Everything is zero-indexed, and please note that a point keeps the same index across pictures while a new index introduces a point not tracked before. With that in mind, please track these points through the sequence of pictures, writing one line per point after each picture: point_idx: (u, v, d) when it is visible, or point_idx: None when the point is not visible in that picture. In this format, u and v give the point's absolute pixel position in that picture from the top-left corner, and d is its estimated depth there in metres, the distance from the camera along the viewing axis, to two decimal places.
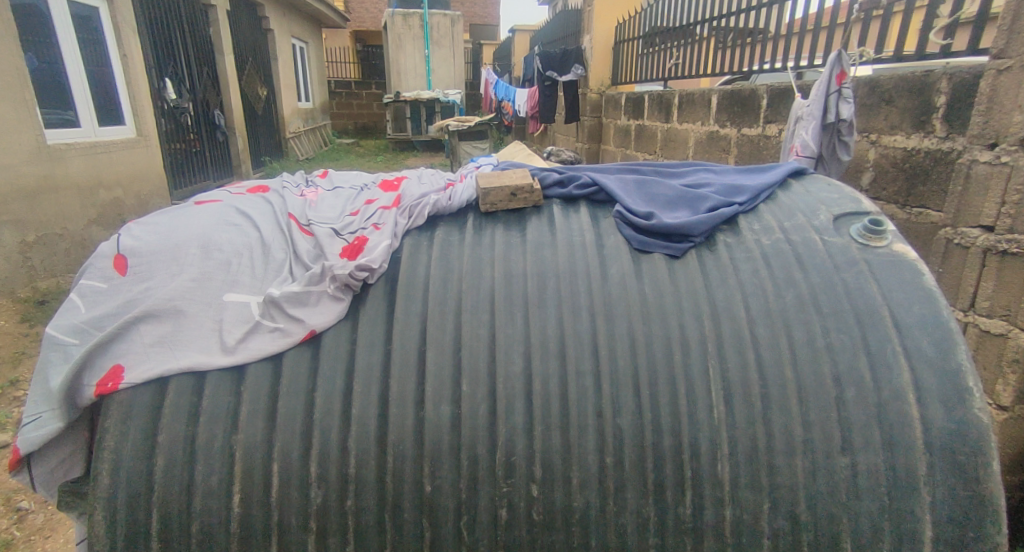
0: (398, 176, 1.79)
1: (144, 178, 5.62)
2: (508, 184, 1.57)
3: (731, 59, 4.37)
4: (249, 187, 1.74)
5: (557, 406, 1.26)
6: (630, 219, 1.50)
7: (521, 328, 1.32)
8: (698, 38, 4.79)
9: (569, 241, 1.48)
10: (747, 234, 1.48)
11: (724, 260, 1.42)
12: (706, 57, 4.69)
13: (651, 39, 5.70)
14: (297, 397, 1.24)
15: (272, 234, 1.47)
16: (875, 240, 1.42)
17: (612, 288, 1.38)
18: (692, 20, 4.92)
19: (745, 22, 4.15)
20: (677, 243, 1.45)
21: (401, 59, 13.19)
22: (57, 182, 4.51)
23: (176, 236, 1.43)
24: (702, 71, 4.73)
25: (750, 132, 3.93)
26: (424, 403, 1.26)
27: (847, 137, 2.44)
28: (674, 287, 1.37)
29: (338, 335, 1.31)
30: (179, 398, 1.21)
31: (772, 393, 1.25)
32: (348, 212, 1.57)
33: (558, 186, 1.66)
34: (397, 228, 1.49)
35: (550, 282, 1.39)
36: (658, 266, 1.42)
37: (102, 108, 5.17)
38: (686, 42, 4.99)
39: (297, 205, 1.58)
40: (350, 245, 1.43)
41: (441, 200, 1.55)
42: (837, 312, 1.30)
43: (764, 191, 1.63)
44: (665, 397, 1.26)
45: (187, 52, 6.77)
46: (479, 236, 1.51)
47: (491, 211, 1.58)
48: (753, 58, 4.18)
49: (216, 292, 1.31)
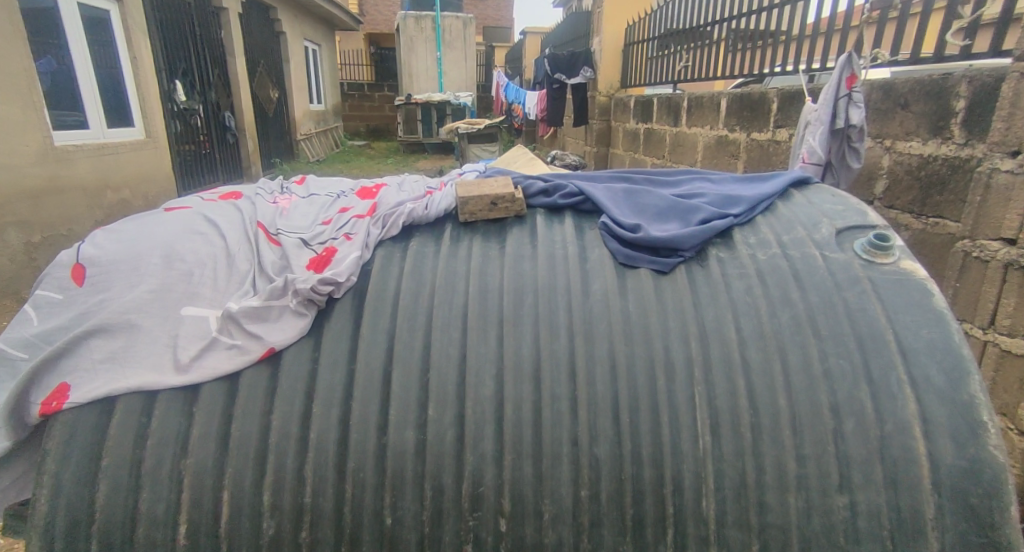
0: (378, 183, 1.71)
1: (152, 179, 5.62)
2: (488, 192, 1.49)
3: (742, 62, 4.24)
4: (223, 193, 1.68)
5: (528, 433, 1.17)
6: (615, 231, 1.40)
7: (493, 348, 1.24)
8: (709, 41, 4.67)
9: (551, 254, 1.40)
10: (741, 248, 1.38)
11: (716, 277, 1.32)
12: (717, 59, 4.55)
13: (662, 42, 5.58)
14: (251, 420, 1.17)
15: (239, 243, 1.39)
16: (881, 257, 1.30)
17: (593, 305, 1.29)
18: (705, 21, 4.78)
19: (757, 23, 4.02)
20: (665, 258, 1.36)
21: (412, 61, 13.20)
22: (63, 183, 4.49)
23: (137, 245, 1.36)
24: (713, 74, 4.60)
25: (760, 137, 3.81)
26: (387, 427, 1.18)
27: (858, 144, 2.29)
28: (660, 305, 1.28)
29: (300, 352, 1.24)
30: (126, 420, 1.14)
31: (764, 423, 1.14)
32: (321, 221, 1.50)
33: (543, 195, 1.58)
34: (369, 238, 1.41)
35: (528, 297, 1.31)
36: (644, 282, 1.32)
37: (111, 109, 5.18)
38: (697, 44, 4.87)
39: (268, 213, 1.51)
40: (318, 256, 1.36)
41: (416, 208, 1.47)
42: (837, 336, 1.19)
43: (763, 202, 1.52)
44: (647, 425, 1.16)
45: (198, 54, 6.80)
46: (456, 247, 1.43)
47: (470, 221, 1.50)
48: (765, 61, 4.06)
49: (175, 305, 1.24)
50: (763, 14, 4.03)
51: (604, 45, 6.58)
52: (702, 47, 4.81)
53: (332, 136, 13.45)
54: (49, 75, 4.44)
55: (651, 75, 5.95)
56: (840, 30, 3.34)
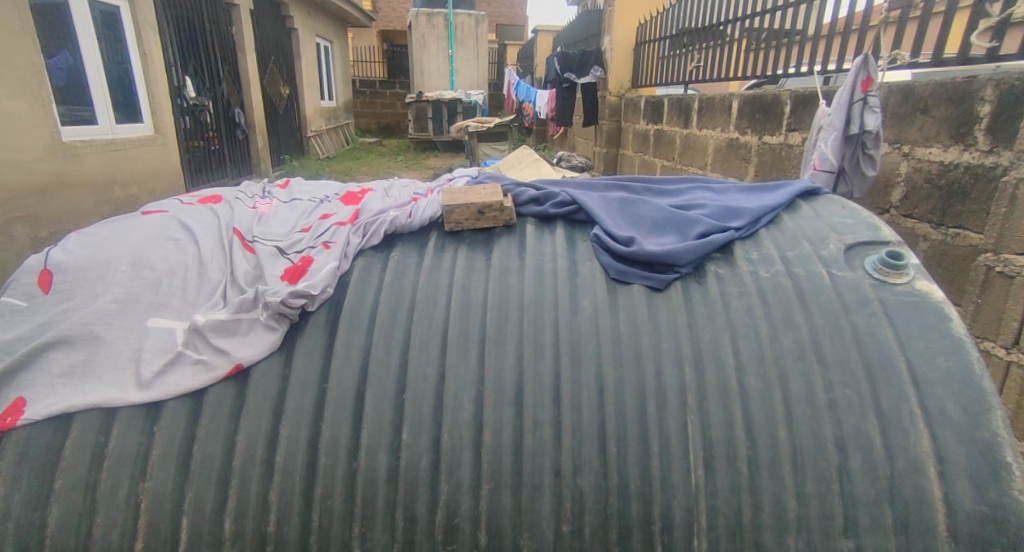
0: (364, 188, 1.64)
1: (158, 174, 4.87)
2: (475, 201, 1.41)
3: (756, 62, 4.10)
4: (204, 196, 1.61)
5: (508, 462, 1.09)
6: (608, 244, 1.32)
7: (473, 368, 1.16)
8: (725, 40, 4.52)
9: (539, 267, 1.32)
10: (741, 264, 1.29)
11: (714, 295, 1.23)
12: (731, 59, 4.42)
13: (675, 41, 5.44)
14: (214, 441, 1.11)
15: (212, 251, 1.33)
16: (894, 276, 1.19)
17: (581, 324, 1.21)
18: (720, 20, 4.64)
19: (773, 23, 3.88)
20: (660, 273, 1.27)
21: (424, 58, 13.14)
22: (72, 180, 3.81)
23: (107, 251, 1.30)
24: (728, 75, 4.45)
25: (772, 141, 3.69)
26: (358, 451, 1.10)
27: (873, 150, 2.16)
28: (653, 325, 1.19)
29: (269, 369, 1.17)
30: (82, 438, 1.08)
31: (762, 457, 1.03)
32: (300, 228, 1.42)
33: (534, 203, 1.50)
34: (349, 247, 1.35)
35: (512, 314, 1.23)
36: (637, 300, 1.23)
37: (121, 104, 4.50)
38: (713, 43, 4.72)
39: (246, 220, 1.45)
40: (293, 266, 1.29)
41: (399, 217, 1.40)
42: (844, 362, 1.08)
43: (767, 214, 1.42)
44: (635, 455, 1.07)
45: (211, 50, 6.73)
46: (439, 258, 1.36)
47: (456, 230, 1.42)
48: (779, 62, 3.92)
49: (140, 317, 1.18)
50: (780, 13, 3.89)
51: (615, 44, 6.46)
52: (716, 47, 4.68)
53: (343, 132, 13.42)
54: (64, 70, 3.85)
55: (663, 75, 5.81)
56: (858, 31, 3.20)
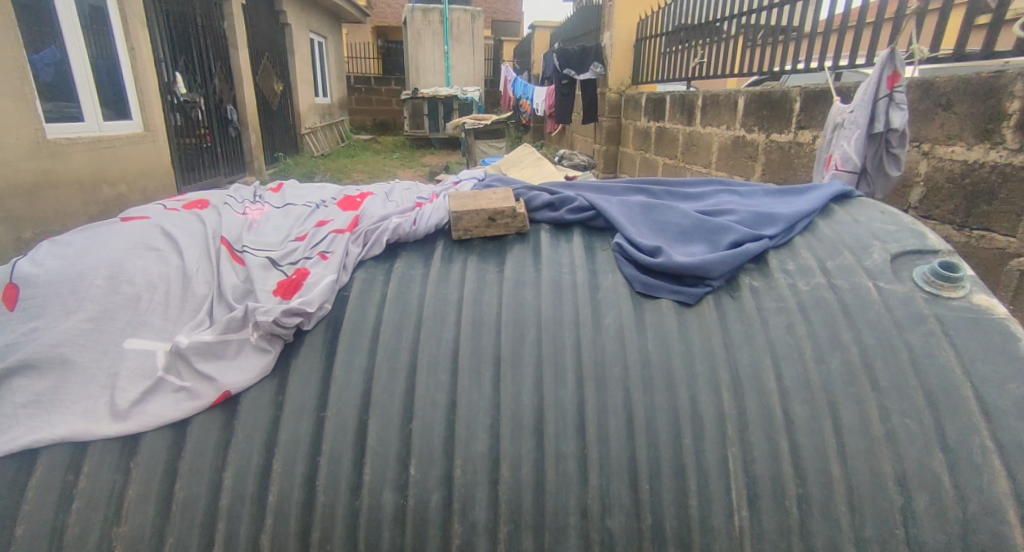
0: (364, 192, 1.52)
1: (149, 173, 4.67)
2: (485, 206, 1.29)
3: (758, 58, 4.00)
4: (189, 201, 1.48)
5: (528, 500, 0.98)
6: (632, 254, 1.21)
7: (488, 394, 1.05)
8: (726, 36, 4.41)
9: (556, 280, 1.21)
10: (778, 276, 1.17)
11: (750, 310, 1.12)
12: (732, 55, 4.31)
13: (676, 37, 5.31)
14: (199, 478, 0.99)
15: (197, 262, 1.21)
16: (949, 290, 1.08)
17: (605, 344, 1.10)
18: (720, 17, 4.55)
19: (776, 18, 3.78)
20: (690, 286, 1.16)
21: (419, 55, 12.95)
22: (58, 178, 3.65)
23: (81, 263, 1.18)
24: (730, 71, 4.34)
25: (780, 139, 3.59)
26: (361, 488, 0.99)
27: (898, 149, 2.01)
28: (685, 345, 1.08)
29: (259, 396, 1.05)
30: (49, 476, 0.96)
31: (814, 497, 0.92)
32: (294, 236, 1.30)
33: (549, 209, 1.38)
34: (348, 258, 1.23)
35: (529, 332, 1.12)
36: (667, 317, 1.12)
37: (108, 100, 4.29)
38: (713, 39, 4.60)
39: (236, 227, 1.32)
40: (287, 279, 1.17)
41: (403, 224, 1.28)
42: (900, 388, 0.97)
43: (802, 220, 1.31)
44: (670, 492, 0.96)
45: (202, 45, 6.54)
46: (446, 269, 1.24)
47: (464, 238, 1.30)
48: (782, 58, 3.80)
49: (115, 337, 1.06)
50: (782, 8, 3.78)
51: (615, 40, 6.31)
52: (716, 43, 4.59)
53: (338, 129, 13.23)
54: (50, 66, 3.68)
55: (664, 71, 5.69)
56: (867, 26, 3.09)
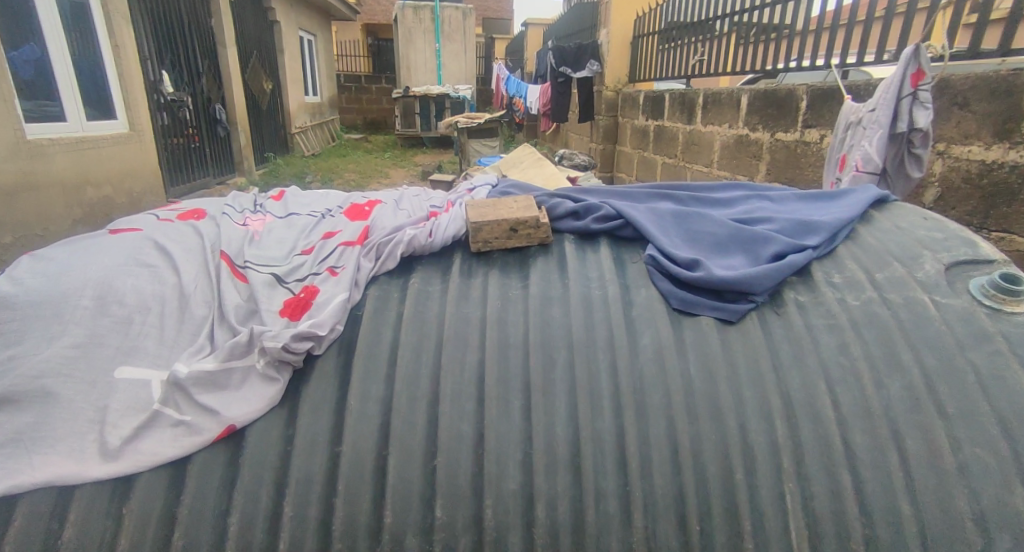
0: (372, 200, 1.42)
1: (136, 175, 4.52)
2: (506, 216, 1.20)
3: (753, 56, 3.93)
4: (184, 210, 1.37)
5: (567, 542, 0.90)
6: (667, 267, 1.12)
7: (518, 425, 0.97)
8: (717, 35, 4.34)
9: (586, 296, 1.12)
10: (825, 290, 1.09)
11: (797, 328, 1.04)
12: (727, 53, 4.20)
13: (669, 34, 5.22)
14: (202, 523, 0.90)
15: (195, 280, 1.11)
16: (1011, 304, 1.01)
17: (643, 368, 1.01)
18: (711, 16, 4.47)
19: (764, 18, 3.78)
20: (732, 303, 1.08)
21: (410, 53, 12.80)
22: (40, 181, 3.50)
23: (66, 282, 1.07)
24: (721, 70, 4.31)
25: (786, 138, 3.52)
26: (382, 531, 0.90)
27: (920, 150, 1.93)
28: (730, 367, 1.00)
29: (266, 431, 0.95)
30: (32, 525, 0.86)
31: (883, 539, 0.84)
32: (300, 249, 1.20)
33: (572, 217, 1.30)
34: (360, 274, 1.14)
35: (559, 354, 1.04)
36: (708, 336, 1.04)
37: (92, 99, 4.13)
38: (705, 38, 4.53)
39: (236, 239, 1.22)
40: (295, 299, 1.07)
41: (418, 236, 1.19)
42: (970, 415, 0.89)
43: (843, 228, 1.22)
44: (722, 532, 0.88)
45: (189, 42, 6.36)
46: (466, 285, 1.16)
47: (483, 250, 1.21)
48: (777, 57, 3.74)
49: (105, 365, 0.95)
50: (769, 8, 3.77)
51: (612, 37, 6.16)
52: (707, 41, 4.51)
53: (329, 128, 13.05)
54: (30, 63, 3.53)
55: (660, 70, 5.58)
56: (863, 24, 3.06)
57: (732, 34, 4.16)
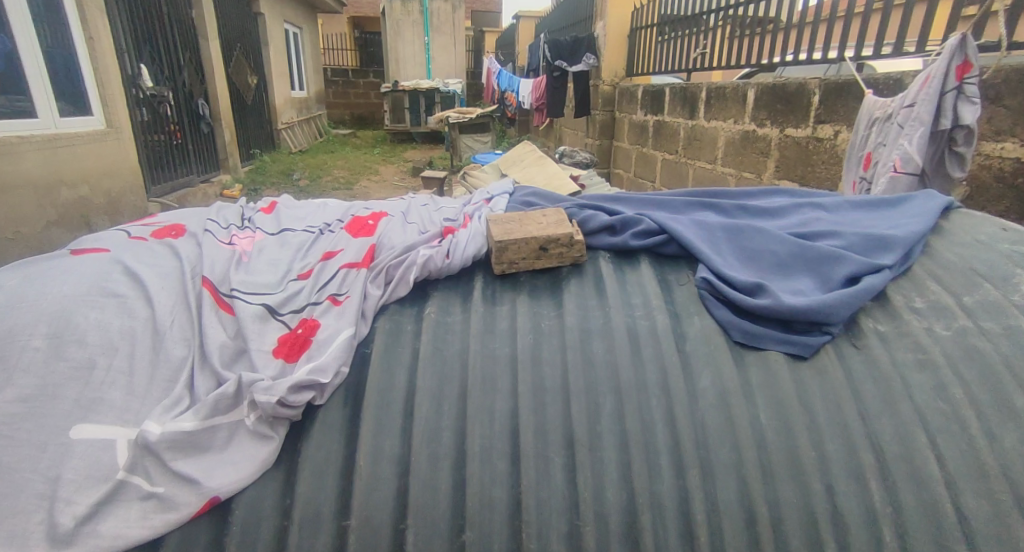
0: (376, 213, 1.25)
1: (114, 174, 4.29)
2: (535, 233, 1.05)
3: (748, 50, 3.65)
4: (160, 224, 1.18)
5: None
6: (726, 293, 0.97)
7: (561, 488, 0.81)
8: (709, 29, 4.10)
9: (631, 327, 0.97)
10: (908, 318, 0.95)
11: (883, 365, 0.89)
12: (722, 46, 3.93)
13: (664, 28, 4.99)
14: None
15: (172, 312, 0.92)
16: None
17: (706, 416, 0.86)
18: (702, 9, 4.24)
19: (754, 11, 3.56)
20: (803, 335, 0.93)
21: (399, 46, 12.49)
22: (9, 181, 3.25)
23: (14, 317, 0.88)
24: (714, 65, 4.05)
25: (796, 134, 3.08)
26: None
27: (962, 149, 1.75)
28: (808, 414, 0.85)
29: (260, 500, 0.79)
30: None
31: None
32: (297, 273, 1.03)
33: (607, 232, 1.15)
34: (367, 303, 0.98)
35: (606, 399, 0.88)
36: (778, 376, 0.89)
37: (65, 93, 3.85)
38: (697, 32, 4.29)
39: (222, 260, 1.04)
40: (292, 336, 0.91)
41: (434, 257, 1.03)
42: None
43: (917, 244, 1.08)
44: None
45: (169, 35, 6.07)
46: (491, 316, 1.00)
47: (507, 273, 1.06)
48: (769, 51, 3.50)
49: (59, 424, 0.76)
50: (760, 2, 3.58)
51: (609, 30, 5.80)
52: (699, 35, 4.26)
53: (315, 124, 12.74)
54: None
55: (655, 65, 5.29)
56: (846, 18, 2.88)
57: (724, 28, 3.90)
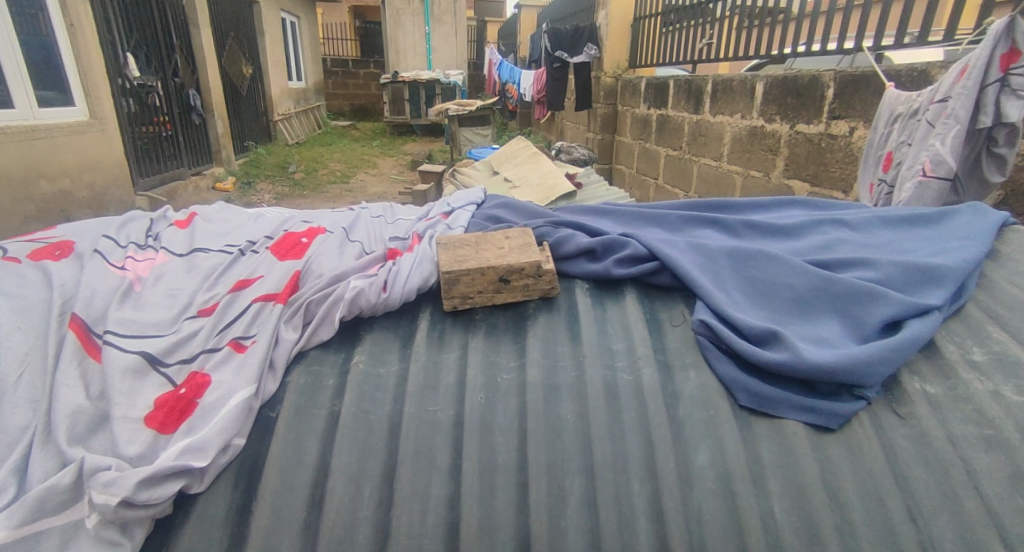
0: (311, 228, 1.05)
1: (97, 166, 3.93)
2: (492, 261, 0.84)
3: (755, 41, 3.39)
4: (47, 238, 0.97)
5: None
6: (731, 341, 0.76)
7: None
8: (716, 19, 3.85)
9: (610, 383, 0.77)
10: (965, 376, 0.74)
11: (936, 441, 0.69)
12: (729, 37, 3.69)
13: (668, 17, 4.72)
14: None
15: (19, 360, 0.71)
16: None
17: (703, 507, 0.66)
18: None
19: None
20: (831, 401, 0.72)
21: (398, 36, 12.19)
22: None
23: None
24: (721, 56, 3.79)
25: (808, 131, 2.84)
26: None
27: (1005, 149, 1.49)
28: (836, 508, 0.65)
29: None
30: None
31: None
32: (198, 308, 0.83)
33: (586, 257, 0.94)
34: (277, 351, 0.78)
35: (575, 482, 0.68)
36: (800, 453, 0.69)
37: (46, 83, 3.54)
38: (703, 22, 4.04)
39: (107, 288, 0.84)
40: (172, 396, 0.70)
41: (367, 291, 0.83)
42: None
43: (969, 274, 0.86)
44: None
45: (158, 22, 5.82)
46: (434, 364, 0.80)
47: (459, 309, 0.86)
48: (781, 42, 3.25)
49: None
50: None
51: (612, 19, 5.53)
52: (705, 25, 4.02)
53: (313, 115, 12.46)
54: None
55: (660, 56, 5.03)
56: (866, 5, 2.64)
57: (733, 18, 3.65)
